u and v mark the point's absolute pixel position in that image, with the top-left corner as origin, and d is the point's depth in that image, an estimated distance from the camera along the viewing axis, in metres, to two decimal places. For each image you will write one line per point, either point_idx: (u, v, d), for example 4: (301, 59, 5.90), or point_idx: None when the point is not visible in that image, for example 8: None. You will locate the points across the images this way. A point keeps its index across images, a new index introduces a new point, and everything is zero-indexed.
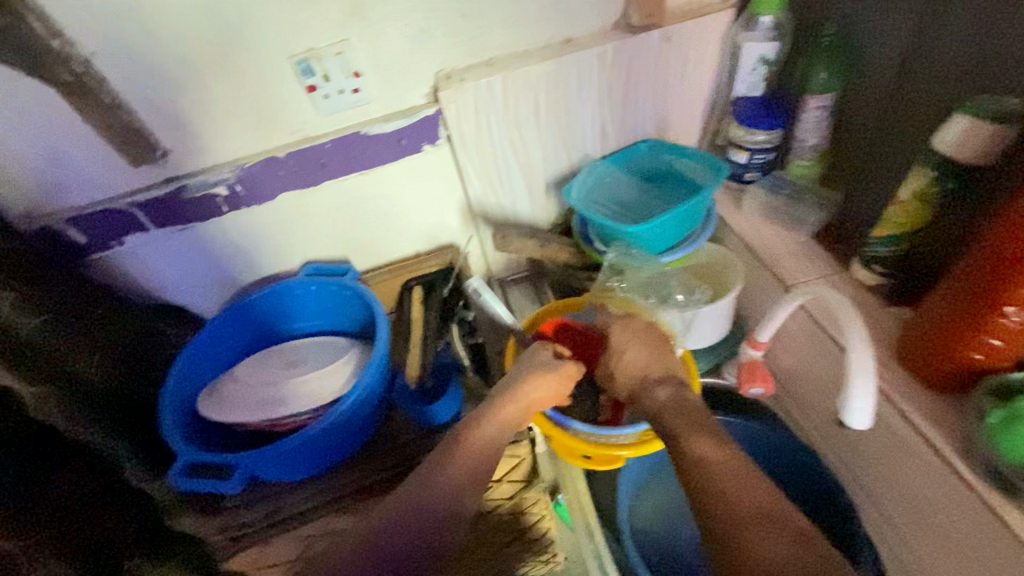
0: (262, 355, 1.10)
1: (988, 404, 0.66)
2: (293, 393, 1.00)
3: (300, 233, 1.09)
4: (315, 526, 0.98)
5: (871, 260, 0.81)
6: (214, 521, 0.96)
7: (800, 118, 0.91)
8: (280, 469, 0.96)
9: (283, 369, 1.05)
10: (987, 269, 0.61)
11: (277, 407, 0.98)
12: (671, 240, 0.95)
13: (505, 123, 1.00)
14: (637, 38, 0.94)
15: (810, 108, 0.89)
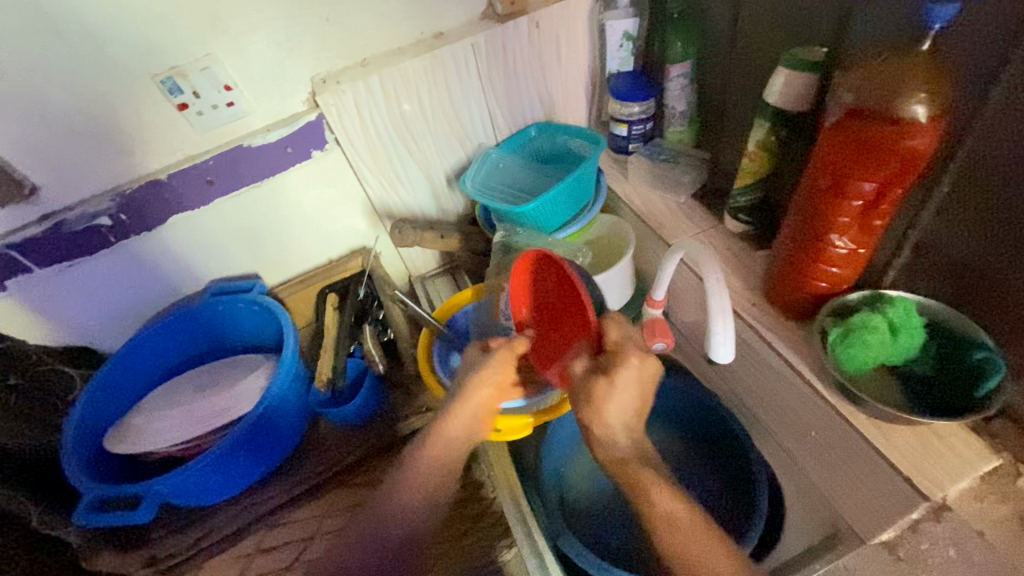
0: (179, 380, 1.11)
1: (828, 323, 0.72)
2: (208, 413, 1.02)
3: (197, 257, 1.02)
4: (250, 541, 1.09)
5: (735, 209, 0.89)
6: (137, 555, 1.03)
7: (667, 86, 0.97)
8: (199, 491, 0.99)
9: (199, 392, 1.07)
10: (811, 202, 0.68)
11: (191, 429, 1.01)
12: (564, 214, 1.00)
13: (393, 122, 0.99)
14: (507, 27, 0.97)
15: (673, 76, 0.96)
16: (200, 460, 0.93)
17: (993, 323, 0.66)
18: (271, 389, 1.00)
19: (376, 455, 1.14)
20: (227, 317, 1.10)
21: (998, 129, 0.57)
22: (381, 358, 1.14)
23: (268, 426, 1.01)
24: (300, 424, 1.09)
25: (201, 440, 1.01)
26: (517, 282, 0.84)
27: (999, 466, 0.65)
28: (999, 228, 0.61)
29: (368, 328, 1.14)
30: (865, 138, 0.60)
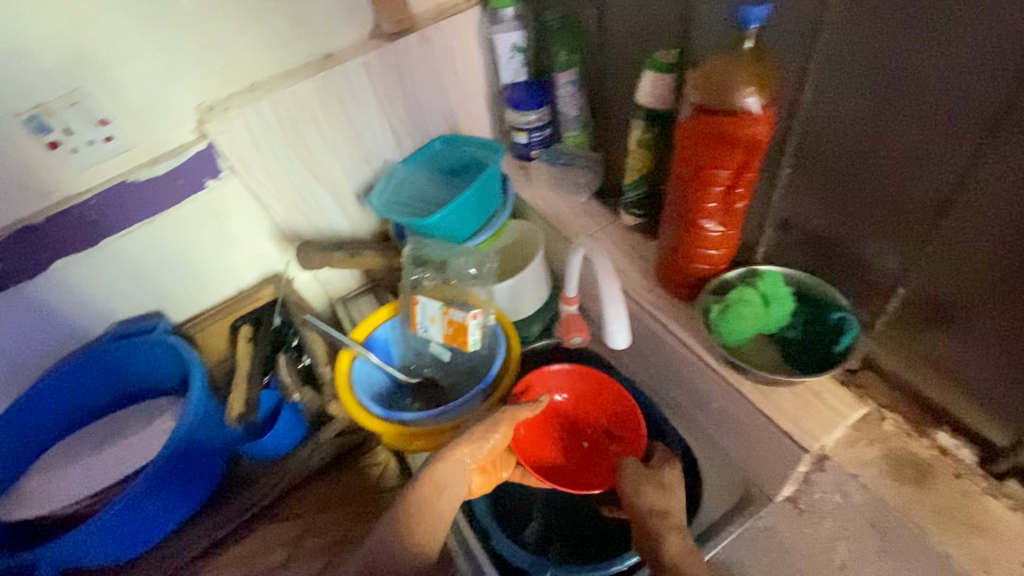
0: (82, 435, 1.06)
1: (710, 300, 0.78)
2: (113, 464, 0.98)
3: (96, 298, 1.00)
4: None
5: (629, 204, 0.96)
6: None
7: (558, 94, 1.04)
8: (103, 548, 0.90)
9: (105, 443, 1.02)
10: (681, 191, 0.73)
11: (94, 484, 0.96)
12: (473, 222, 1.05)
13: (288, 139, 1.00)
14: (397, 46, 1.00)
15: (562, 83, 1.02)
16: (108, 512, 0.86)
17: (846, 283, 0.73)
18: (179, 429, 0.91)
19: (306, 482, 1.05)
20: (125, 362, 1.05)
21: (822, 110, 0.63)
22: (291, 386, 1.05)
23: (179, 471, 0.92)
24: (218, 465, 1.00)
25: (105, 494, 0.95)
26: (553, 377, 0.93)
27: (867, 412, 0.71)
28: (840, 199, 0.67)
29: (281, 358, 1.06)
30: (712, 130, 0.65)
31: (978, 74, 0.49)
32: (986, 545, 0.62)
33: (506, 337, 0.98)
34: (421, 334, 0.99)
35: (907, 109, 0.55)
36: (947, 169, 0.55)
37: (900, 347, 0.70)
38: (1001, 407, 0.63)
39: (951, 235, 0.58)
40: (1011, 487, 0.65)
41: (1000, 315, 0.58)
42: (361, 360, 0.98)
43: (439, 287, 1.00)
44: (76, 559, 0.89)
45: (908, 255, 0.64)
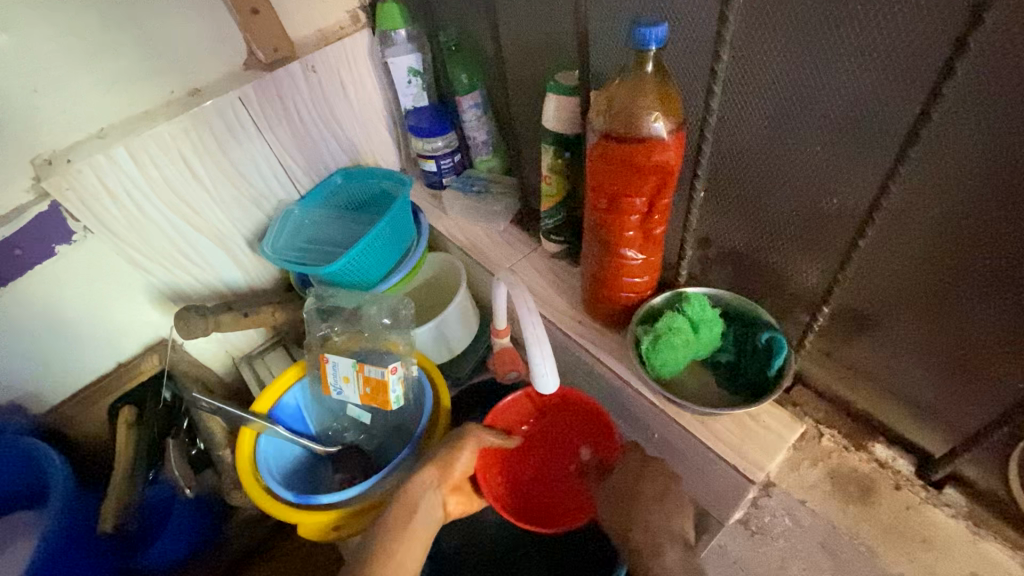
0: None
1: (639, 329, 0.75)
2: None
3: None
4: None
5: (548, 231, 0.91)
6: None
7: (463, 118, 0.98)
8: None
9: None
10: (597, 220, 0.69)
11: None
12: (386, 263, 0.96)
13: (157, 188, 0.87)
14: (275, 75, 0.89)
15: (466, 107, 0.96)
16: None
17: (767, 297, 0.72)
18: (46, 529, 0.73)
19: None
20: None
21: (733, 131, 0.61)
22: (188, 477, 0.89)
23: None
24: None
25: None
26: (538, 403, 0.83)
27: (804, 432, 0.70)
28: (754, 216, 0.66)
29: (171, 444, 0.89)
30: (623, 157, 0.61)
31: (883, 95, 0.48)
32: (934, 559, 0.62)
33: (433, 388, 0.90)
34: (335, 395, 0.90)
35: (817, 130, 0.54)
36: (861, 189, 0.55)
37: (826, 358, 0.70)
38: (923, 411, 0.64)
39: (869, 254, 0.58)
40: (948, 494, 0.65)
41: (918, 327, 0.59)
42: (268, 434, 0.87)
43: (351, 340, 0.93)
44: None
45: (825, 271, 0.63)
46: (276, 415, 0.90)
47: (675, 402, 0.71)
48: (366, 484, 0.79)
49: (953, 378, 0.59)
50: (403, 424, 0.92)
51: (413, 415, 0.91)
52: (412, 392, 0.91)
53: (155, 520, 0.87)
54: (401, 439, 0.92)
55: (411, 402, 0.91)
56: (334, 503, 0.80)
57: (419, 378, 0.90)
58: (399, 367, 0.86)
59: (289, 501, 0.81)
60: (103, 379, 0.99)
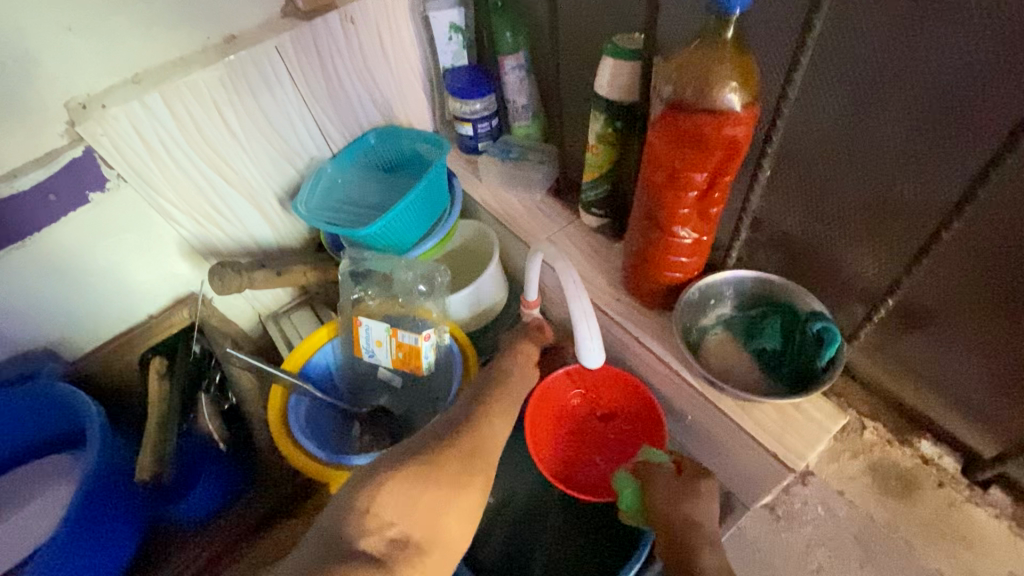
0: None
1: (684, 315, 0.73)
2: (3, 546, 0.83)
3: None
4: None
5: (588, 204, 0.88)
6: None
7: (504, 79, 0.94)
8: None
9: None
10: (651, 195, 0.66)
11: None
12: (420, 228, 0.94)
13: (192, 140, 0.85)
14: (315, 26, 0.85)
15: (508, 68, 0.92)
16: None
17: (820, 286, 0.70)
18: (87, 474, 0.76)
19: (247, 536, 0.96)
20: None
21: (811, 108, 0.57)
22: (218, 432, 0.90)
23: (90, 536, 0.77)
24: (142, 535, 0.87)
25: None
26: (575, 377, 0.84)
27: (847, 423, 0.70)
28: (821, 201, 0.63)
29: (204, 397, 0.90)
30: (690, 129, 0.58)
31: (996, 75, 0.44)
32: (971, 557, 0.62)
33: (464, 358, 0.90)
34: (366, 358, 0.90)
35: (911, 111, 0.50)
36: (947, 178, 0.51)
37: (875, 352, 0.68)
38: (977, 418, 0.62)
39: (946, 248, 0.55)
40: (993, 495, 0.65)
41: (984, 329, 0.56)
42: (298, 394, 0.88)
43: (384, 305, 0.92)
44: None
45: (892, 261, 0.60)
46: (305, 375, 0.91)
47: (718, 385, 0.69)
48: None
49: (1015, 383, 0.57)
50: (431, 391, 0.92)
51: (443, 381, 0.91)
52: (443, 361, 0.90)
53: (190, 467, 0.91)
54: (430, 405, 0.92)
55: (441, 368, 0.91)
56: (363, 462, 0.80)
57: (450, 346, 0.89)
58: (432, 334, 0.85)
59: (316, 460, 0.81)
60: (134, 330, 0.99)
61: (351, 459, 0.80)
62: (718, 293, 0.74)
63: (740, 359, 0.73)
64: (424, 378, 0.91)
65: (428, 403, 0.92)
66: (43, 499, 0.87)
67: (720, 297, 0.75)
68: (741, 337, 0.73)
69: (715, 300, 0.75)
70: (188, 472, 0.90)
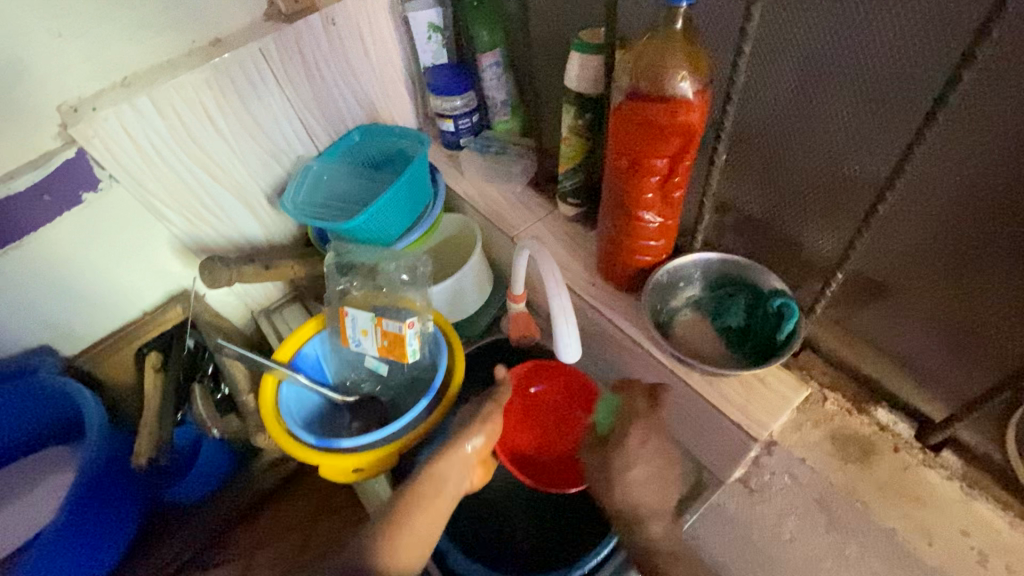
0: None
1: (654, 299, 0.77)
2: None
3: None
4: None
5: (565, 193, 0.91)
6: None
7: (483, 76, 0.97)
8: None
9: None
10: (617, 181, 0.69)
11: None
12: (403, 221, 0.97)
13: (181, 139, 0.88)
14: (298, 28, 0.89)
15: (486, 65, 0.95)
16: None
17: (780, 265, 0.74)
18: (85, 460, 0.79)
19: (239, 523, 1.04)
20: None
21: (760, 93, 0.61)
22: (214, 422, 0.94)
23: (85, 523, 0.80)
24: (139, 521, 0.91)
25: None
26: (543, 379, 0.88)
27: (809, 394, 0.73)
28: (774, 181, 0.66)
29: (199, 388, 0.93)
30: (646, 117, 0.61)
31: (918, 56, 0.48)
32: (927, 516, 0.66)
33: (449, 346, 0.92)
34: (353, 347, 0.94)
35: (847, 94, 0.54)
36: (884, 154, 0.55)
37: (835, 326, 0.72)
38: (926, 380, 0.67)
39: (888, 221, 0.59)
40: (945, 457, 0.69)
41: (926, 296, 0.60)
42: (288, 382, 0.90)
43: (370, 296, 0.95)
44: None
45: (841, 237, 0.64)
46: (296, 364, 0.94)
47: (685, 361, 0.73)
48: (386, 431, 0.83)
49: (957, 347, 0.61)
50: (419, 377, 0.96)
51: (429, 368, 0.94)
52: (429, 348, 0.93)
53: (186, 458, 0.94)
54: (417, 392, 0.96)
55: (427, 356, 0.94)
56: (352, 446, 0.84)
57: (435, 334, 0.93)
58: (416, 322, 0.88)
59: (305, 445, 0.84)
60: (127, 326, 1.02)
61: (339, 443, 0.83)
62: (686, 276, 0.78)
63: (708, 336, 0.76)
64: (413, 366, 0.95)
65: (416, 389, 0.96)
66: (42, 489, 0.91)
67: (688, 279, 0.78)
68: (708, 315, 0.76)
69: (684, 282, 0.78)
70: (184, 463, 0.94)
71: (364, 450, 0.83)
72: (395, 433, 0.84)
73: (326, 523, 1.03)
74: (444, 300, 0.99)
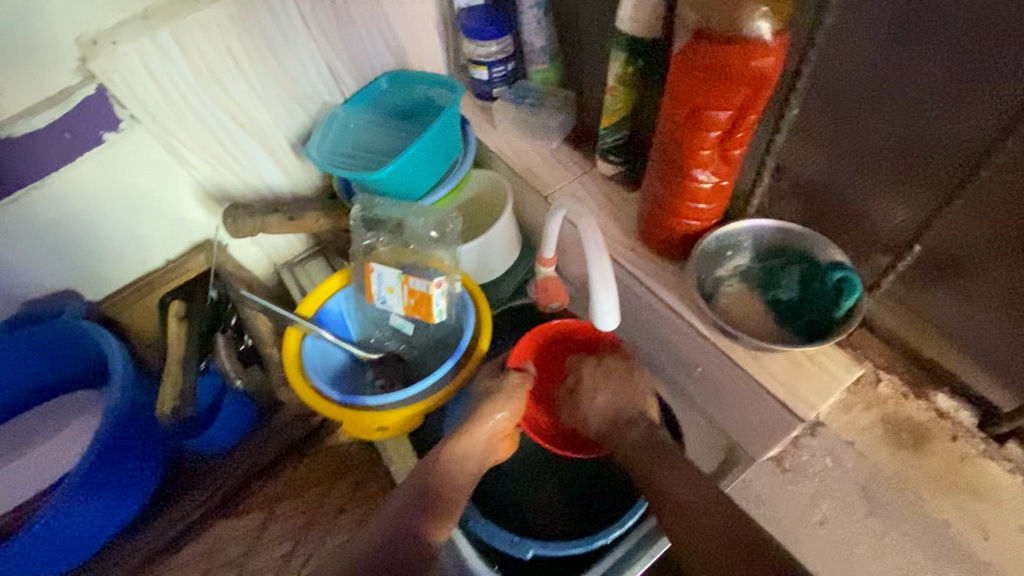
0: None
1: (699, 268, 0.72)
2: (31, 475, 0.88)
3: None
4: None
5: (605, 151, 0.85)
6: None
7: (522, 19, 0.90)
8: (27, 570, 0.81)
9: (6, 456, 0.92)
10: (670, 136, 0.63)
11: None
12: (432, 175, 0.93)
13: (207, 79, 0.84)
14: None
15: (526, 7, 0.88)
16: (27, 531, 0.77)
17: (841, 237, 0.68)
18: (110, 405, 0.80)
19: (257, 478, 1.02)
20: (28, 351, 0.94)
21: (846, 42, 0.55)
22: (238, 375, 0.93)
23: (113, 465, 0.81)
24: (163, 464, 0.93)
25: (25, 508, 0.86)
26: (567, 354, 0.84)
27: (862, 375, 0.68)
28: (847, 145, 0.60)
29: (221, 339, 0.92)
30: (714, 62, 0.55)
31: None
32: (983, 510, 0.62)
33: (475, 308, 0.89)
34: (378, 305, 0.91)
35: (954, 41, 0.48)
36: (989, 113, 0.49)
37: (897, 305, 0.66)
38: (997, 367, 0.62)
39: (980, 191, 0.53)
40: (1008, 449, 0.64)
41: (1012, 277, 0.55)
42: (312, 337, 0.89)
43: (396, 253, 0.91)
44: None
45: (919, 209, 0.58)
46: (318, 320, 0.92)
47: (730, 334, 0.68)
48: (411, 390, 0.81)
49: None
50: (444, 340, 0.93)
51: (454, 329, 0.91)
52: (455, 310, 0.90)
53: (210, 407, 0.94)
54: (441, 354, 0.93)
55: (452, 318, 0.91)
56: (375, 404, 0.82)
57: (461, 296, 0.89)
58: (443, 282, 0.85)
59: (328, 401, 0.83)
60: (150, 274, 1.00)
61: (361, 400, 0.82)
62: (735, 244, 0.72)
63: (755, 310, 0.71)
64: (438, 327, 0.92)
65: (440, 351, 0.93)
66: (72, 430, 0.92)
67: (737, 247, 0.73)
68: (757, 287, 0.72)
69: (732, 251, 0.73)
70: (208, 412, 0.94)
71: (387, 409, 0.82)
72: (419, 394, 0.82)
73: (346, 478, 1.03)
74: (470, 261, 0.95)
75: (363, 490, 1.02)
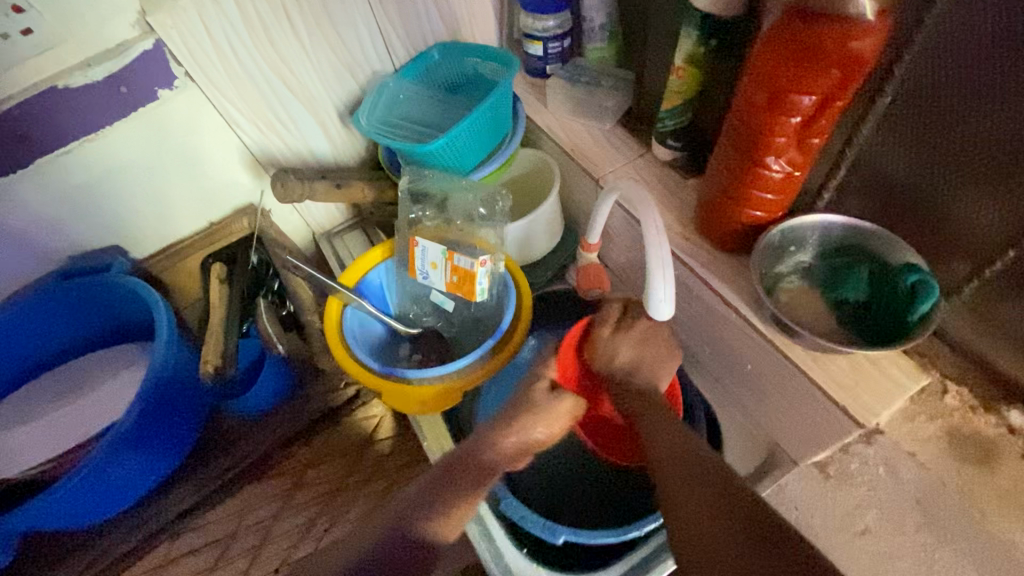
0: (36, 390, 0.97)
1: (762, 262, 0.68)
2: (75, 424, 0.90)
3: (42, 232, 0.87)
4: (161, 550, 0.96)
5: (663, 134, 0.82)
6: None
7: None
8: (68, 516, 0.84)
9: (49, 405, 0.94)
10: (747, 120, 0.60)
11: (38, 455, 0.88)
12: (480, 151, 0.91)
13: (266, 40, 0.82)
14: None
15: None
16: (71, 478, 0.78)
17: (916, 239, 0.65)
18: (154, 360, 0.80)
19: (288, 443, 1.03)
20: (73, 304, 0.95)
21: (955, 28, 0.51)
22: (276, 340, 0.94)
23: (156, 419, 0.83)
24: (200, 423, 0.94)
25: (65, 458, 0.88)
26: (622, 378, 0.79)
27: (927, 384, 0.66)
28: (941, 141, 0.57)
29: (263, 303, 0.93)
30: (810, 40, 0.52)
31: None
32: None
33: (517, 290, 0.88)
34: (420, 280, 0.90)
35: None
36: None
37: (972, 315, 0.63)
38: None
39: None
40: None
41: None
42: (353, 307, 0.88)
43: (441, 228, 0.90)
44: (45, 525, 0.82)
45: (1016, 214, 0.55)
46: (359, 291, 0.91)
47: (791, 332, 0.65)
48: (450, 366, 0.80)
49: None
50: (483, 320, 0.92)
51: (494, 310, 0.90)
52: (497, 290, 0.89)
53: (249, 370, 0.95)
54: (479, 334, 0.92)
55: (493, 299, 0.89)
56: (413, 377, 0.81)
57: (503, 276, 0.88)
58: (489, 260, 0.83)
59: (367, 371, 0.83)
60: (193, 235, 1.01)
61: (400, 372, 0.81)
62: (801, 239, 0.69)
63: (817, 309, 0.68)
64: (478, 307, 0.91)
65: (478, 331, 0.92)
66: (114, 384, 0.94)
67: (802, 243, 0.69)
68: (820, 286, 0.69)
69: (796, 247, 0.70)
70: (247, 375, 0.95)
71: (424, 383, 0.81)
72: (459, 371, 0.81)
73: (375, 450, 1.03)
74: (512, 242, 0.93)
75: (392, 464, 1.02)
